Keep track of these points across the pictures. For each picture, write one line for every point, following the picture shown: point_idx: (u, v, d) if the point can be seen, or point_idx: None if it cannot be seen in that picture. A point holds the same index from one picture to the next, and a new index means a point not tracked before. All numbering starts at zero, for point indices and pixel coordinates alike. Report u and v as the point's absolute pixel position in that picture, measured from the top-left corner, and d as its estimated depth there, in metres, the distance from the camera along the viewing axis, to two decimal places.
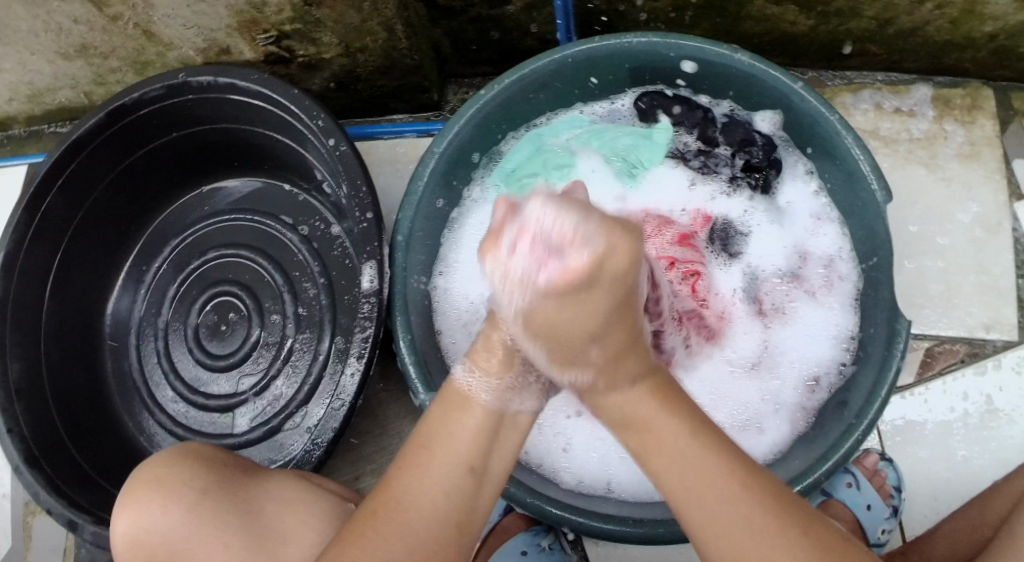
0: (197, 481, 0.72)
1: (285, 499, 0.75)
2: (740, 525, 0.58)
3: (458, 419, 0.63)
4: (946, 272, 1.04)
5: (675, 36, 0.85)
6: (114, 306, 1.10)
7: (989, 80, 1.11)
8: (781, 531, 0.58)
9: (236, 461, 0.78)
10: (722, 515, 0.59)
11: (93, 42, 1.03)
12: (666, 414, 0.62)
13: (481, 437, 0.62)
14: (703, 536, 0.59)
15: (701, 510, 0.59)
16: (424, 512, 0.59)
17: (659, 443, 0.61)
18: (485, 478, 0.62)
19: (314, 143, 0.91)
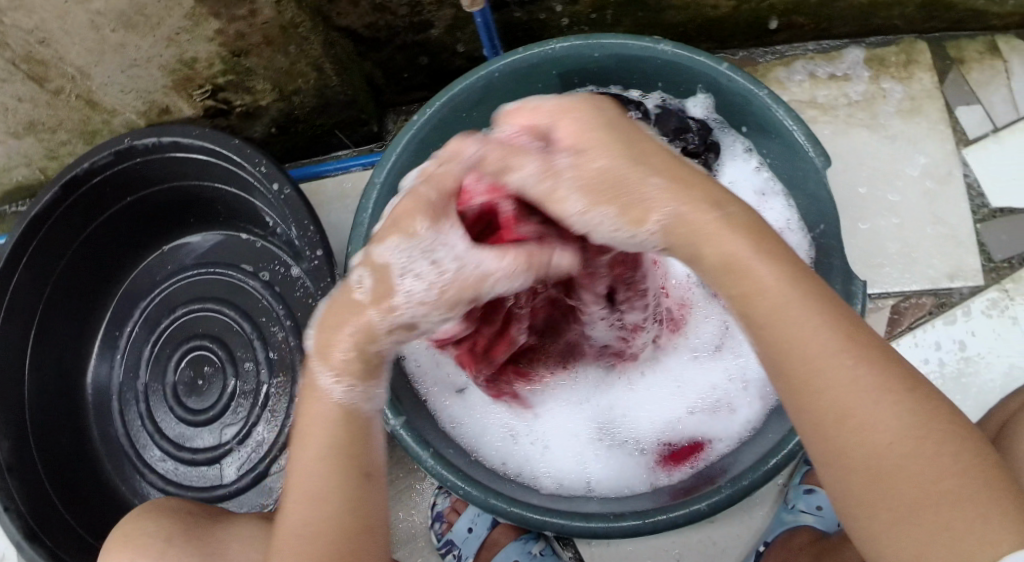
0: (164, 531, 0.75)
1: (248, 538, 0.75)
2: (913, 456, 0.54)
3: (319, 412, 0.62)
4: (902, 228, 1.06)
5: (596, 37, 0.87)
6: (93, 375, 1.11)
7: (921, 34, 1.12)
8: (921, 435, 0.54)
9: (201, 512, 0.80)
10: (878, 434, 0.54)
11: (39, 119, 1.04)
12: (807, 319, 0.56)
13: (352, 436, 0.62)
14: (844, 458, 0.55)
15: (860, 432, 0.54)
16: (312, 518, 0.60)
17: (812, 356, 0.56)
18: (373, 477, 0.63)
19: (261, 190, 0.93)
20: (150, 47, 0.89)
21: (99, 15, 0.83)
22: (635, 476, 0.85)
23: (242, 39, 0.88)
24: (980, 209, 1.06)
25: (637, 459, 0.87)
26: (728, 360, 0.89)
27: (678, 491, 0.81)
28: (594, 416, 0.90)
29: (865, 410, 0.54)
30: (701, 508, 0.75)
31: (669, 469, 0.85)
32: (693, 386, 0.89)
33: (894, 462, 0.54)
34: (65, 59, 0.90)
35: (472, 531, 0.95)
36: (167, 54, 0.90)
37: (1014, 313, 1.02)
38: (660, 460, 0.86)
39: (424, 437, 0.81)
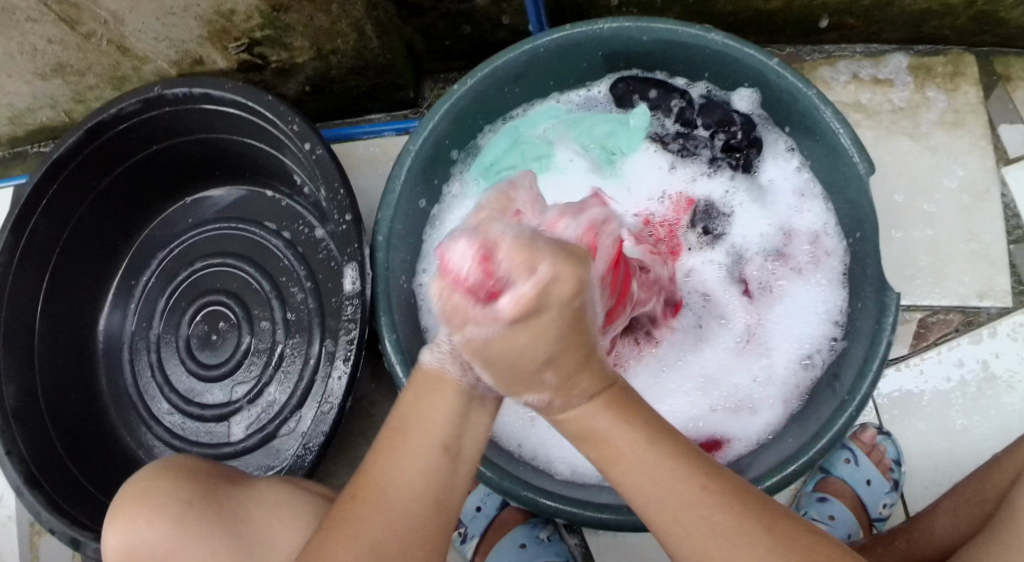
0: (182, 492, 0.72)
1: (271, 504, 0.74)
2: (726, 525, 0.57)
3: (432, 398, 0.58)
4: (936, 241, 1.04)
5: (647, 19, 0.84)
6: (104, 324, 1.09)
7: (970, 47, 1.09)
8: (701, 491, 0.57)
9: (224, 472, 0.78)
10: (659, 495, 0.58)
11: (67, 61, 1.02)
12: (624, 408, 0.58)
13: (455, 412, 0.58)
14: (643, 518, 0.58)
15: (653, 501, 0.58)
16: (405, 493, 0.58)
17: (623, 431, 0.58)
18: (456, 456, 0.59)
19: (291, 147, 0.91)
20: None
21: None
22: None
23: None
24: (1014, 229, 1.04)
25: None
26: (756, 360, 0.87)
27: None
28: None
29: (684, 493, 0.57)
30: None
31: None
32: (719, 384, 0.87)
33: (716, 539, 0.57)
34: (99, 2, 0.89)
35: (479, 510, 0.95)
36: (204, 4, 0.89)
37: None
38: None
39: None
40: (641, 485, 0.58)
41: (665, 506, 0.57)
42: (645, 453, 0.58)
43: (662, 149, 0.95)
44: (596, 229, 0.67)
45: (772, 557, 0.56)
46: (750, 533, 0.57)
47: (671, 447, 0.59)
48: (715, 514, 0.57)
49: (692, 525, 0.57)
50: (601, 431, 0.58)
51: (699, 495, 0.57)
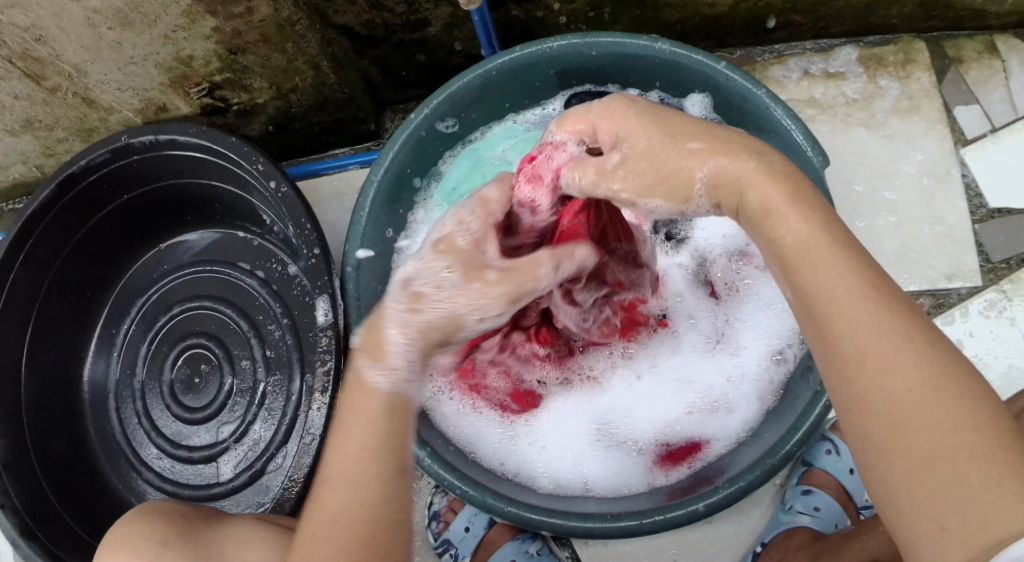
0: (158, 534, 0.73)
1: (246, 540, 0.75)
2: (929, 404, 0.51)
3: (364, 401, 0.62)
4: (899, 227, 1.06)
5: (594, 34, 0.86)
6: (89, 374, 1.11)
7: (919, 33, 1.11)
8: (927, 355, 0.52)
9: (198, 513, 0.79)
10: (896, 382, 0.52)
11: (35, 116, 1.04)
12: (832, 256, 0.55)
13: (390, 414, 0.62)
14: (858, 399, 0.53)
15: (893, 385, 0.52)
16: (350, 516, 0.58)
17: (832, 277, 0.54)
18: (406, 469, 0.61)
19: (257, 188, 0.93)
20: (147, 45, 0.89)
21: (95, 13, 0.83)
22: (632, 477, 0.85)
23: (239, 37, 0.87)
24: (977, 209, 1.06)
25: (634, 459, 0.87)
26: (727, 359, 0.89)
27: (676, 491, 0.81)
28: (592, 416, 0.90)
29: (904, 361, 0.52)
30: (698, 509, 0.75)
31: (666, 469, 0.85)
32: (693, 386, 0.89)
33: (918, 414, 0.51)
34: (61, 56, 0.90)
35: (468, 531, 0.95)
36: (163, 52, 0.90)
37: (1012, 315, 1.02)
38: (658, 460, 0.86)
39: (422, 437, 0.81)
40: (863, 347, 0.53)
41: (913, 418, 0.51)
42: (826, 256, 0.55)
43: None
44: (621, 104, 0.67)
45: (974, 453, 0.49)
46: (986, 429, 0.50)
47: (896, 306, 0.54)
48: (952, 389, 0.51)
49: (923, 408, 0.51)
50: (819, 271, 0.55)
51: (914, 366, 0.52)
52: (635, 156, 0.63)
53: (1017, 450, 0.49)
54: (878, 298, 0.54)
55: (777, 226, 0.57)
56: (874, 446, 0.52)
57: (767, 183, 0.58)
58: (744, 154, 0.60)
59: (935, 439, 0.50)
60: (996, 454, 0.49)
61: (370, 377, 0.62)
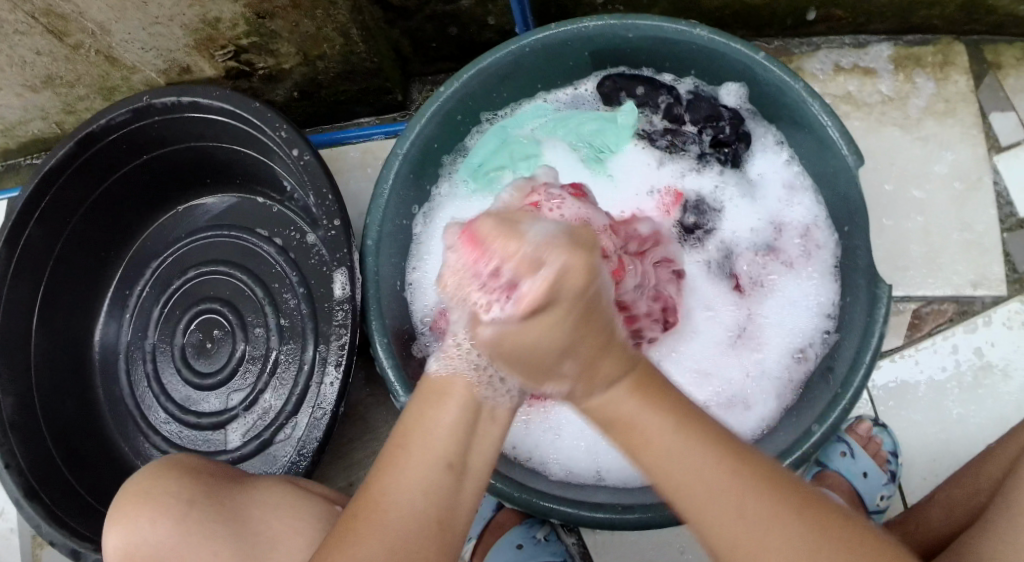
0: (184, 492, 0.73)
1: (269, 504, 0.75)
2: (761, 524, 0.60)
3: (436, 410, 0.63)
4: (928, 229, 1.04)
5: (631, 16, 0.85)
6: (101, 335, 1.10)
7: (960, 35, 1.09)
8: (781, 522, 0.61)
9: (222, 473, 0.78)
10: (717, 512, 0.61)
11: (57, 73, 1.02)
12: (650, 412, 0.64)
13: (456, 429, 0.62)
14: (711, 545, 0.62)
15: (727, 532, 0.61)
16: (403, 511, 0.59)
17: (670, 447, 0.63)
18: (462, 472, 0.62)
19: (280, 154, 0.91)
20: (173, 6, 0.87)
21: None
22: None
23: (267, 2, 0.86)
24: (1008, 218, 1.04)
25: None
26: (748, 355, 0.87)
27: None
28: None
29: (716, 472, 0.62)
30: None
31: None
32: (712, 379, 0.87)
33: (752, 538, 0.60)
34: (85, 14, 0.88)
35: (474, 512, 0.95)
36: (189, 14, 0.89)
37: None
38: None
39: None
40: (687, 504, 0.62)
41: (749, 541, 0.60)
42: (653, 416, 0.64)
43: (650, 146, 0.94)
44: (592, 284, 0.59)
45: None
46: (828, 548, 0.60)
47: (741, 466, 0.62)
48: (794, 529, 0.60)
49: (766, 549, 0.60)
50: (632, 414, 0.64)
51: (722, 483, 0.61)
52: (504, 350, 0.61)
53: (846, 558, 0.59)
54: (682, 424, 0.64)
55: (639, 457, 0.65)
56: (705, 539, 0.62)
57: (628, 395, 0.65)
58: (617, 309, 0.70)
59: (771, 553, 0.60)
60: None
61: (433, 376, 0.64)
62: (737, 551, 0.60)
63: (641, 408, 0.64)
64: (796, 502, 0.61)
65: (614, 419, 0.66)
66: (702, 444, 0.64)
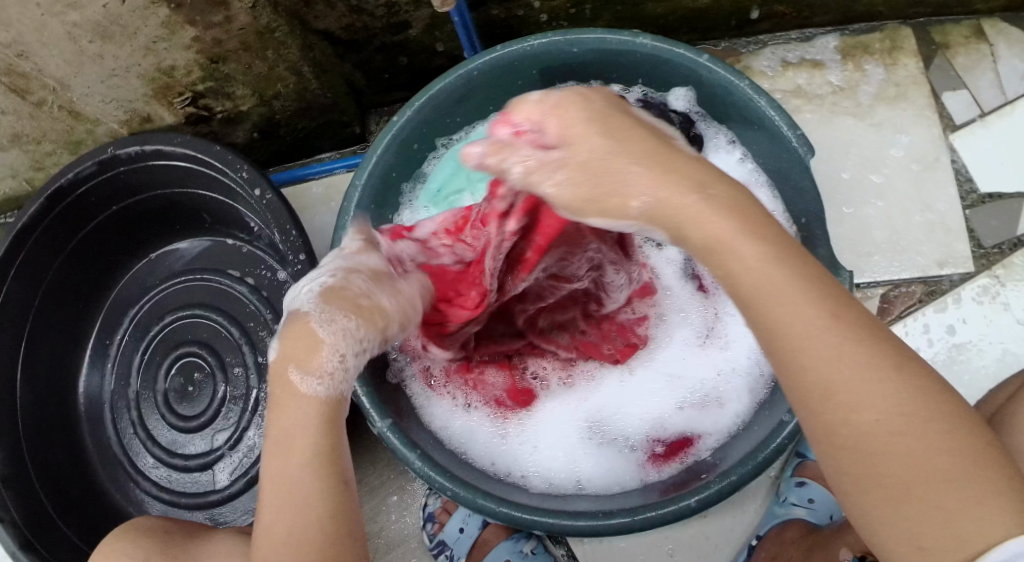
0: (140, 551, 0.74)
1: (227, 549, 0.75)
2: (913, 440, 0.51)
3: (298, 413, 0.61)
4: (889, 213, 1.05)
5: (575, 32, 0.86)
6: (84, 386, 1.11)
7: (906, 20, 1.11)
8: (928, 411, 0.52)
9: (180, 529, 0.80)
10: (868, 419, 0.52)
11: (22, 131, 1.04)
12: (791, 290, 0.54)
13: (326, 421, 0.62)
14: (841, 444, 0.53)
15: (868, 423, 0.52)
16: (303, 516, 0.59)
17: (779, 298, 0.54)
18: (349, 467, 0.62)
19: (243, 195, 0.93)
20: (128, 57, 0.89)
21: (75, 26, 0.83)
22: (625, 473, 0.85)
23: (219, 46, 0.88)
24: (969, 195, 1.06)
25: (627, 455, 0.86)
26: (717, 354, 0.89)
27: (670, 487, 0.81)
28: (582, 414, 0.90)
29: (873, 384, 0.52)
30: (691, 504, 0.75)
31: (659, 465, 0.85)
32: (684, 380, 0.89)
33: (905, 452, 0.51)
34: (44, 71, 0.90)
35: (463, 531, 0.95)
36: (145, 63, 0.90)
37: (1005, 300, 1.02)
38: (650, 457, 0.86)
39: (412, 440, 0.81)
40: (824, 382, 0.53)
41: (893, 458, 0.51)
42: (783, 283, 0.55)
43: None
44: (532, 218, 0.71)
45: (959, 487, 0.50)
46: (978, 472, 0.50)
47: (904, 372, 0.53)
48: (936, 432, 0.51)
49: (899, 448, 0.51)
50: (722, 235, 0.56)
51: (881, 387, 0.52)
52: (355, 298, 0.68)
53: (998, 480, 0.50)
54: (831, 313, 0.54)
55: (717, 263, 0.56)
56: (833, 446, 0.53)
57: (713, 217, 0.56)
58: (685, 186, 0.57)
59: (916, 478, 0.51)
60: (983, 490, 0.50)
61: (301, 385, 0.62)
62: (869, 462, 0.52)
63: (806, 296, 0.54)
64: (949, 405, 0.52)
65: (711, 244, 0.56)
66: (827, 312, 0.54)
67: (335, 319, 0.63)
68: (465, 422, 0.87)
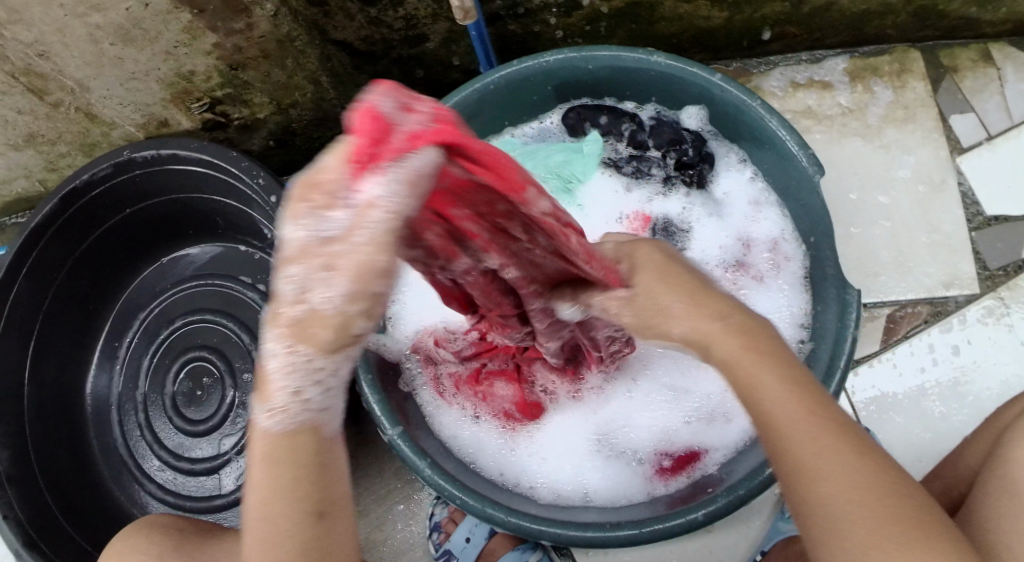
0: (153, 548, 0.75)
1: None
2: (873, 518, 0.53)
3: (264, 453, 0.52)
4: (896, 233, 1.06)
5: (590, 49, 0.88)
6: (92, 387, 1.11)
7: (914, 43, 1.12)
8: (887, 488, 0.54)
9: (193, 527, 0.80)
10: (838, 493, 0.54)
11: (38, 131, 1.05)
12: (774, 379, 0.58)
13: (301, 462, 0.52)
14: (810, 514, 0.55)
15: (833, 500, 0.54)
16: None
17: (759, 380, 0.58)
18: (333, 510, 0.54)
19: (257, 203, 0.94)
20: (148, 61, 0.90)
21: (97, 29, 0.84)
22: (632, 486, 0.86)
23: (239, 53, 0.88)
24: (975, 216, 1.07)
25: (634, 468, 0.87)
26: None
27: (675, 500, 0.82)
28: (591, 426, 0.90)
29: (835, 459, 0.55)
30: (698, 517, 0.76)
31: (666, 479, 0.86)
32: (692, 395, 0.89)
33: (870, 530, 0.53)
34: (63, 72, 0.91)
35: (470, 541, 0.96)
36: (164, 68, 0.91)
37: (1010, 322, 1.03)
38: (658, 470, 0.86)
39: (422, 448, 0.81)
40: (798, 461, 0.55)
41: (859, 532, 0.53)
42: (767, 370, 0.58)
43: (616, 173, 0.97)
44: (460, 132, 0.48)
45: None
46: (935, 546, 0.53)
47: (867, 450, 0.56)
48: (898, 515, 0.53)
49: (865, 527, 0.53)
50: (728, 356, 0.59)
51: (850, 467, 0.54)
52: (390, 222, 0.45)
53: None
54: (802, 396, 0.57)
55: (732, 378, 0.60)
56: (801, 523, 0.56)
57: (726, 337, 0.60)
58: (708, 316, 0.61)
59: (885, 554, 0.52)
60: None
61: (262, 423, 0.52)
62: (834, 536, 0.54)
63: (780, 378, 0.58)
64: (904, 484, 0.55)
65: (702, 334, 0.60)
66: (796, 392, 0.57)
67: (286, 346, 0.49)
68: (475, 431, 0.88)
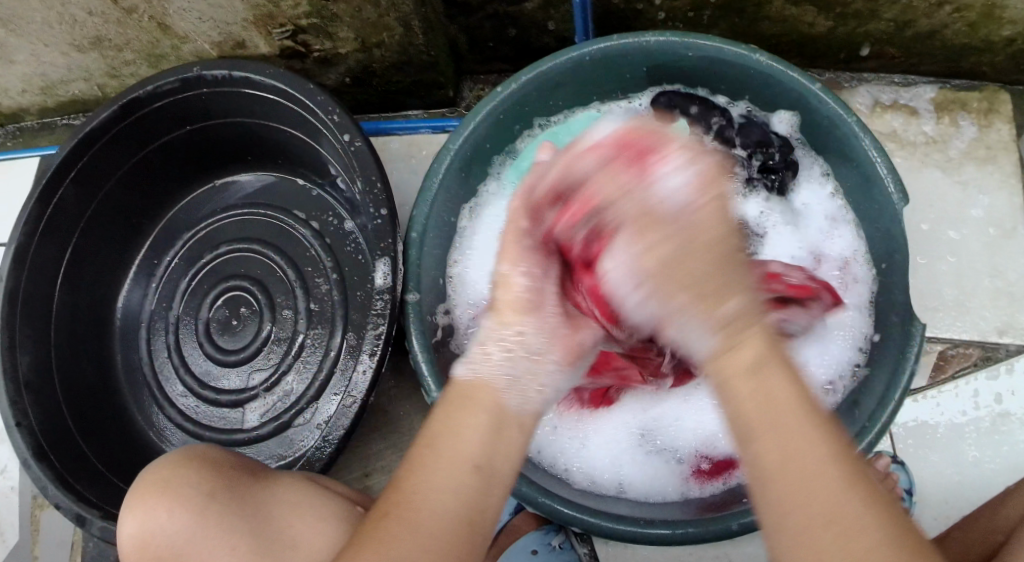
0: (206, 483, 0.72)
1: (290, 501, 0.75)
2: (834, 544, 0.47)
3: (464, 416, 0.61)
4: (959, 272, 1.04)
5: (693, 35, 0.85)
6: (124, 301, 1.10)
7: (1005, 85, 1.09)
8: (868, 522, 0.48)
9: (241, 463, 0.77)
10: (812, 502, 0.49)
11: (106, 35, 1.02)
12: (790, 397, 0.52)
13: (488, 437, 0.60)
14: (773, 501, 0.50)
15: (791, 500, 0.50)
16: (434, 510, 0.56)
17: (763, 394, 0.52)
18: (489, 474, 0.59)
19: (327, 138, 0.91)
20: None
21: None
22: (668, 484, 0.84)
23: None
24: None
25: (673, 467, 0.85)
26: None
27: (709, 505, 0.80)
28: (636, 421, 0.88)
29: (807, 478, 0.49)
30: (731, 526, 0.73)
31: (703, 482, 0.84)
32: None
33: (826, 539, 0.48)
34: None
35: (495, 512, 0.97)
36: None
37: None
38: (696, 472, 0.85)
39: None
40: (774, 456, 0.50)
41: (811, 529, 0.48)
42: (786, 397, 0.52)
43: None
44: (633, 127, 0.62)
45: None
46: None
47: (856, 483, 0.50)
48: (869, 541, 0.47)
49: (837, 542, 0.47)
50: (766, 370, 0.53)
51: (831, 483, 0.49)
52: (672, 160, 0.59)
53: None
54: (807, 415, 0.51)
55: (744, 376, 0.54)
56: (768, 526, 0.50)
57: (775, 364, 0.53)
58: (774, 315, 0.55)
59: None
60: None
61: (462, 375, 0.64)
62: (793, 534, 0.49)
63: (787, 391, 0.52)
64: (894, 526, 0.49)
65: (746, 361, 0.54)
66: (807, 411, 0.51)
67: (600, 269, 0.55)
68: None
